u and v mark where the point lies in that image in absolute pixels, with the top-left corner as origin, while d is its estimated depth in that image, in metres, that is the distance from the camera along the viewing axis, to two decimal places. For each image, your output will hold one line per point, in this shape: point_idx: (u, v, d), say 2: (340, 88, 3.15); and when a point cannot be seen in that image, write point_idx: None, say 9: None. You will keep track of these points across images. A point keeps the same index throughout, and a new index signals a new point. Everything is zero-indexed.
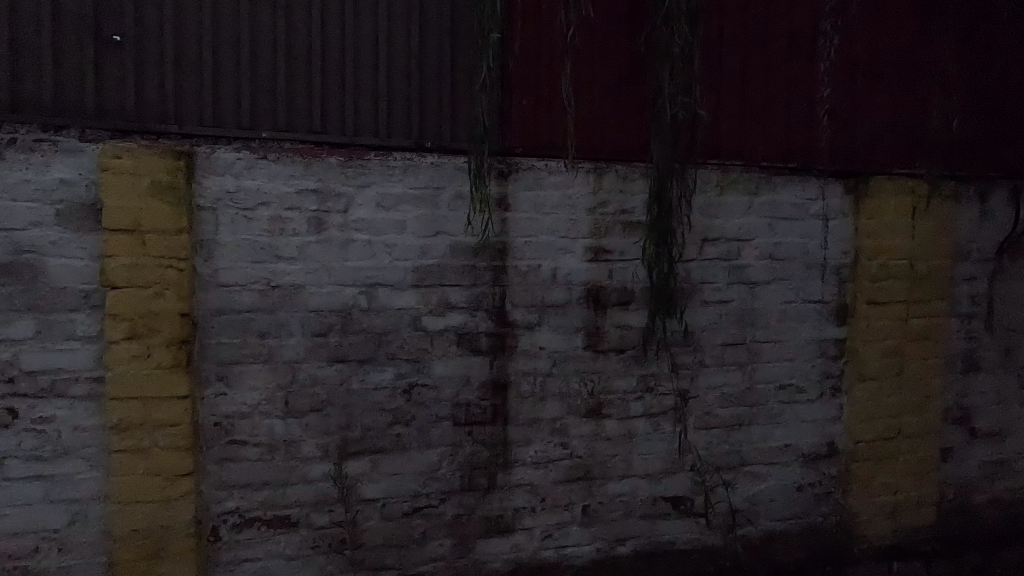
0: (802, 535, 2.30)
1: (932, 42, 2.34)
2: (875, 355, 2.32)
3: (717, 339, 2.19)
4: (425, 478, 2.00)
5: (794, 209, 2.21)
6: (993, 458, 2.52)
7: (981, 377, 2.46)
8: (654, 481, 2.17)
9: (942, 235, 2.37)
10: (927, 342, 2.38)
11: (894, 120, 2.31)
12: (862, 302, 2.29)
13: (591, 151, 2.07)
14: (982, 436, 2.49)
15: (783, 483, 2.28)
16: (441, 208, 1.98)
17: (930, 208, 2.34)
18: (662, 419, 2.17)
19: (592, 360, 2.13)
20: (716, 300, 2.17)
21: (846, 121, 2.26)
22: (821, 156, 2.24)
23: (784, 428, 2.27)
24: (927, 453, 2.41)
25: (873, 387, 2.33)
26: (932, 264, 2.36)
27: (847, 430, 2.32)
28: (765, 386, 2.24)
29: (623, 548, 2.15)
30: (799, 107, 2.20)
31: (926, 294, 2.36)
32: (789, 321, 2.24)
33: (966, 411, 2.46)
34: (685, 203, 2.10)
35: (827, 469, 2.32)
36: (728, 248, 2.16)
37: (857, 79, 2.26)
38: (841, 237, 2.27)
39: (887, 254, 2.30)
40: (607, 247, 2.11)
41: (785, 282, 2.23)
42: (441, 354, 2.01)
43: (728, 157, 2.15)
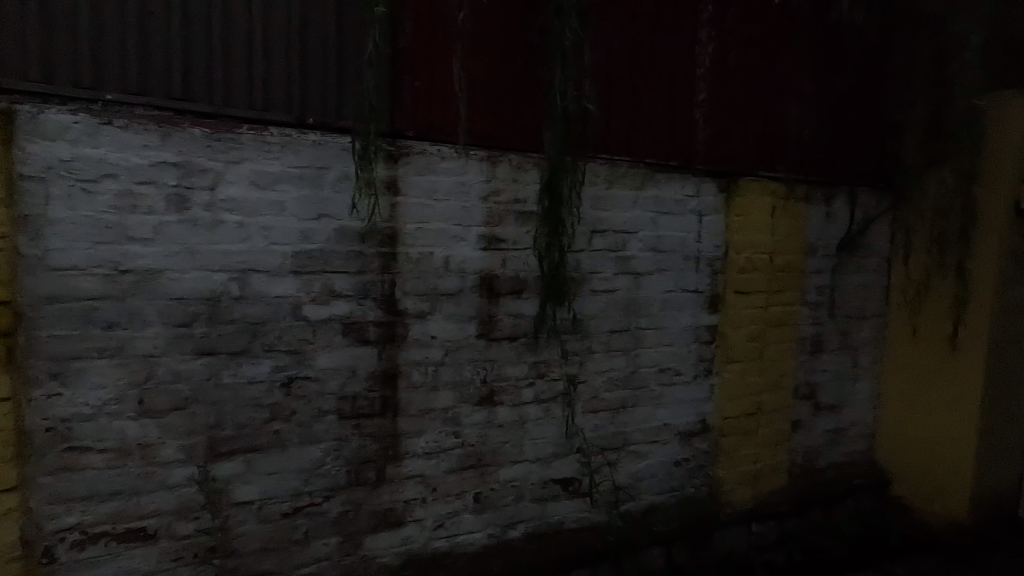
0: (678, 506, 2.48)
1: (804, 51, 2.49)
2: (741, 341, 2.52)
3: (604, 327, 2.27)
4: (308, 474, 1.87)
5: (674, 204, 2.32)
6: (837, 428, 2.85)
7: (827, 358, 2.76)
8: (544, 464, 2.22)
9: (799, 231, 2.58)
10: (784, 328, 2.61)
11: (768, 123, 2.45)
12: (730, 293, 2.47)
13: (487, 139, 2.00)
14: (827, 409, 2.80)
15: (663, 460, 2.43)
16: (325, 189, 1.80)
17: (788, 208, 2.53)
18: (552, 405, 2.21)
19: (488, 348, 2.09)
20: (604, 288, 2.25)
21: (724, 123, 2.36)
22: (702, 154, 2.34)
23: (664, 408, 2.42)
24: (782, 427, 2.68)
25: (739, 369, 2.53)
26: (791, 257, 2.58)
27: (717, 409, 2.52)
28: (647, 369, 2.37)
29: (514, 531, 2.19)
30: (681, 107, 2.27)
31: (784, 285, 2.58)
32: (668, 309, 2.37)
33: (813, 388, 2.75)
34: (576, 195, 2.11)
35: (700, 444, 2.51)
36: (615, 240, 2.24)
37: (737, 81, 2.37)
38: (716, 231, 2.42)
39: (751, 247, 2.48)
40: (501, 235, 2.06)
41: (667, 273, 2.35)
42: (325, 345, 1.86)
43: (615, 153, 2.19)
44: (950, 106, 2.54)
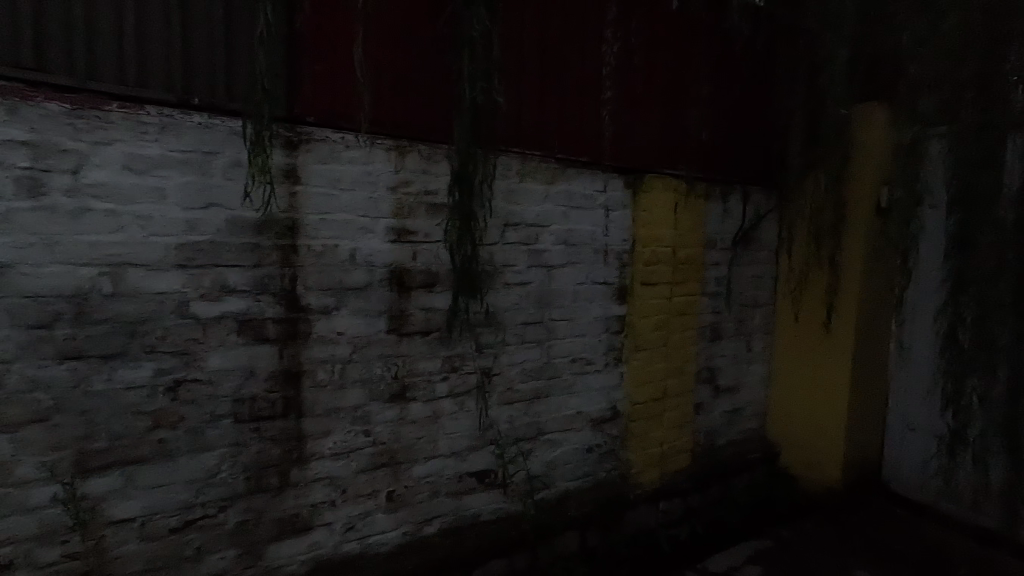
0: (591, 490, 2.58)
1: (700, 58, 2.66)
2: (648, 329, 2.66)
3: (517, 319, 2.29)
4: (200, 485, 1.73)
5: (584, 198, 2.39)
6: (733, 408, 3.09)
7: (724, 344, 2.99)
8: (459, 458, 2.21)
9: (699, 226, 2.76)
10: (687, 317, 2.78)
11: (670, 124, 2.59)
12: (638, 284, 2.59)
13: (395, 128, 1.94)
14: (724, 391, 3.04)
15: (577, 447, 2.51)
16: (213, 175, 1.66)
17: (688, 204, 2.70)
18: (466, 398, 2.21)
19: (400, 344, 2.04)
20: (518, 281, 2.27)
21: (629, 122, 2.46)
22: (610, 151, 2.43)
23: (577, 397, 2.50)
24: (685, 410, 2.86)
25: (646, 357, 2.67)
26: (692, 250, 2.75)
27: (626, 395, 2.64)
28: (561, 360, 2.43)
29: (429, 527, 2.17)
30: (589, 105, 2.34)
31: (686, 276, 2.74)
32: (580, 300, 2.45)
33: (713, 372, 2.96)
34: (488, 187, 2.11)
35: (611, 430, 2.62)
36: (528, 233, 2.27)
37: (641, 83, 2.48)
38: (624, 226, 2.52)
39: (656, 241, 2.62)
40: (411, 228, 2.01)
41: (578, 265, 2.43)
42: (218, 344, 1.72)
43: (527, 147, 2.22)
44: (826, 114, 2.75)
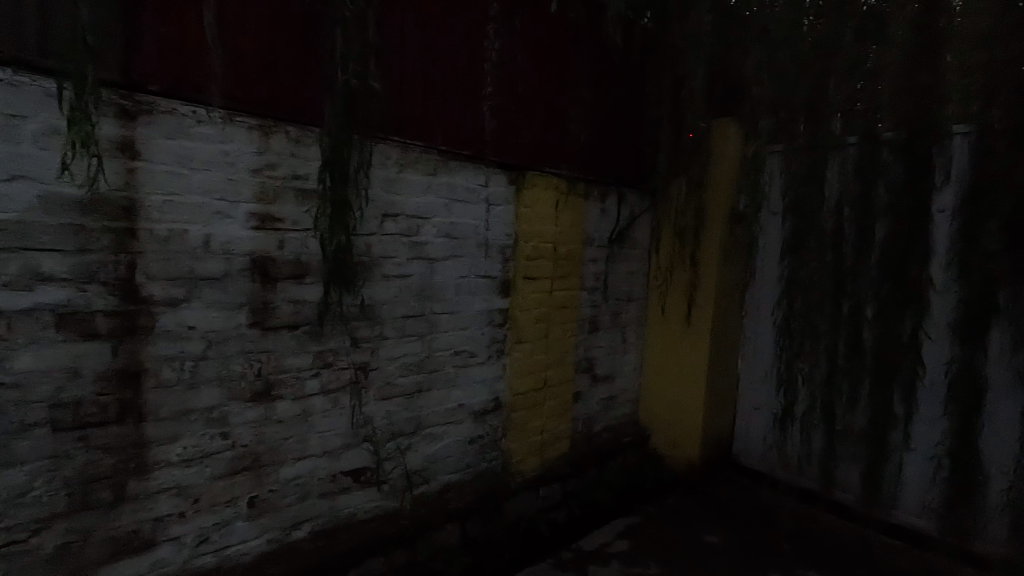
0: (472, 481, 2.61)
1: (580, 63, 2.80)
2: (530, 322, 2.75)
3: (397, 312, 2.24)
4: (4, 506, 1.47)
5: (467, 192, 2.40)
6: (608, 395, 3.31)
7: (601, 335, 3.19)
8: (332, 458, 2.12)
9: (579, 224, 2.91)
10: (567, 310, 2.93)
11: (551, 124, 2.68)
12: (520, 278, 2.67)
13: (259, 106, 1.80)
14: (600, 380, 3.25)
15: (459, 439, 2.53)
16: (21, 143, 1.42)
17: (569, 202, 2.83)
18: (340, 395, 2.12)
19: (263, 339, 1.90)
20: (397, 274, 2.22)
21: (513, 120, 2.51)
22: (494, 146, 2.46)
23: (459, 389, 2.51)
24: (565, 398, 3.00)
25: (527, 348, 2.76)
26: (572, 247, 2.89)
27: (508, 386, 2.70)
28: (443, 353, 2.43)
29: (298, 532, 2.05)
30: (472, 99, 2.35)
31: (566, 272, 2.88)
32: (463, 294, 2.46)
33: (590, 362, 3.15)
34: (364, 175, 2.02)
35: (493, 421, 2.67)
36: (408, 224, 2.23)
37: (525, 82, 2.54)
38: (506, 221, 2.58)
39: (538, 237, 2.72)
40: (276, 215, 1.87)
41: (461, 259, 2.43)
42: (28, 341, 1.47)
43: (408, 136, 2.17)
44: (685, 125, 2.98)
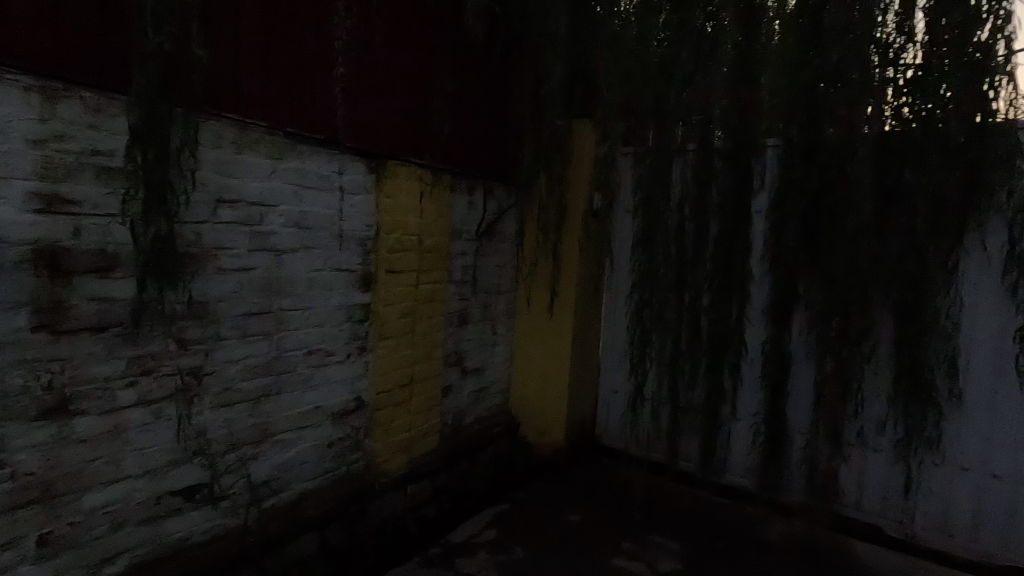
0: (332, 486, 2.46)
1: (442, 53, 2.76)
2: (393, 317, 2.67)
3: (237, 310, 2.02)
4: None
5: (319, 179, 2.25)
6: (478, 387, 3.34)
7: (469, 328, 3.21)
8: (155, 477, 1.85)
9: (444, 216, 2.90)
10: (433, 303, 2.90)
11: (412, 112, 2.61)
12: (382, 271, 2.57)
13: (39, 63, 1.49)
14: (470, 372, 3.27)
15: (316, 444, 2.37)
16: None
17: (433, 194, 2.81)
18: (165, 405, 1.85)
19: (54, 345, 1.58)
20: (236, 267, 1.99)
21: (370, 105, 2.39)
22: (349, 131, 2.32)
23: (315, 391, 2.35)
24: (432, 393, 2.97)
25: (391, 344, 2.68)
26: (436, 240, 2.87)
27: (371, 383, 2.60)
28: (294, 353, 2.24)
29: (111, 568, 1.76)
30: (322, 79, 2.19)
31: (431, 264, 2.85)
32: (316, 288, 2.29)
33: (459, 355, 3.16)
34: (190, 154, 1.78)
35: (355, 422, 2.54)
36: (249, 212, 2.01)
37: (383, 66, 2.44)
38: (366, 211, 2.46)
39: (400, 229, 2.64)
40: (69, 196, 1.57)
41: (314, 250, 2.26)
42: None
43: (247, 114, 1.96)
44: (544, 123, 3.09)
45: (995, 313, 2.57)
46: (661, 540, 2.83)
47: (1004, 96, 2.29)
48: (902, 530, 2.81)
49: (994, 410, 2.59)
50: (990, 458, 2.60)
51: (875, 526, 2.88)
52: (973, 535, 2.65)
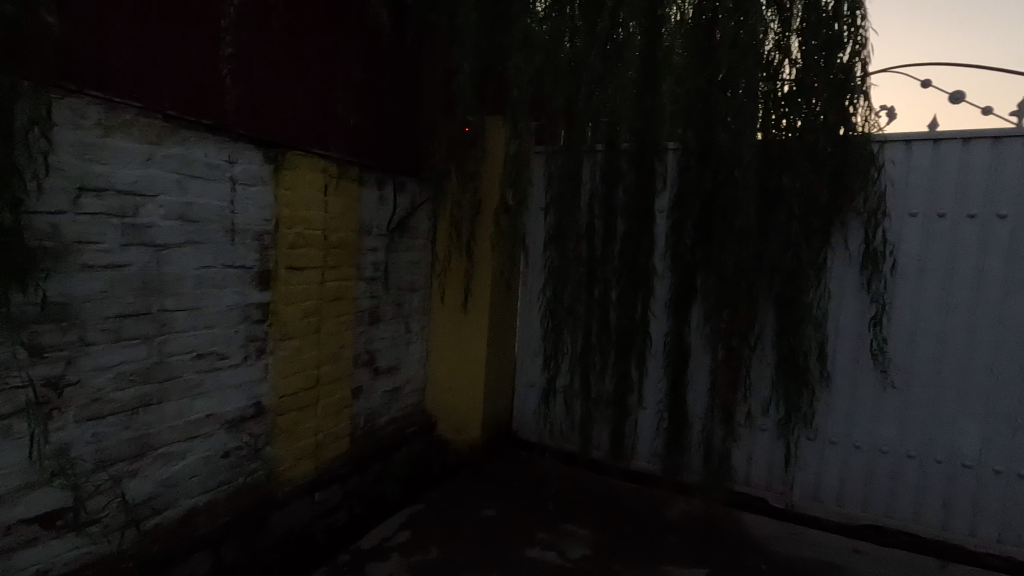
0: (228, 500, 2.28)
1: (345, 41, 2.65)
2: (296, 316, 2.53)
3: (107, 312, 1.80)
4: None
5: (207, 168, 2.07)
6: (391, 387, 3.26)
7: (381, 327, 3.13)
8: (4, 506, 1.60)
9: (352, 210, 2.80)
10: (341, 301, 2.79)
11: (313, 100, 2.48)
12: (282, 268, 2.43)
13: None
14: (383, 372, 3.18)
15: (207, 454, 2.18)
16: None
17: (339, 187, 2.70)
18: (16, 422, 1.61)
19: None
20: (104, 263, 1.78)
21: (264, 90, 2.24)
22: (241, 117, 2.16)
23: (206, 398, 2.16)
24: (341, 395, 2.85)
25: (293, 344, 2.54)
26: (343, 235, 2.75)
27: (271, 387, 2.44)
28: (180, 357, 2.05)
29: None
30: (209, 59, 2.02)
31: (338, 261, 2.74)
32: (205, 287, 2.11)
33: (371, 354, 3.06)
34: (42, 134, 1.56)
35: (253, 429, 2.38)
36: (121, 203, 1.81)
37: (280, 50, 2.30)
38: (262, 204, 2.30)
39: (302, 223, 2.51)
40: None
41: (202, 245, 2.08)
42: None
43: (118, 93, 1.75)
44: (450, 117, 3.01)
45: (855, 303, 2.91)
46: (573, 528, 2.93)
47: (861, 112, 2.61)
48: (784, 500, 3.11)
49: (855, 389, 2.93)
50: (853, 431, 2.95)
51: (761, 498, 3.17)
52: (839, 499, 2.99)
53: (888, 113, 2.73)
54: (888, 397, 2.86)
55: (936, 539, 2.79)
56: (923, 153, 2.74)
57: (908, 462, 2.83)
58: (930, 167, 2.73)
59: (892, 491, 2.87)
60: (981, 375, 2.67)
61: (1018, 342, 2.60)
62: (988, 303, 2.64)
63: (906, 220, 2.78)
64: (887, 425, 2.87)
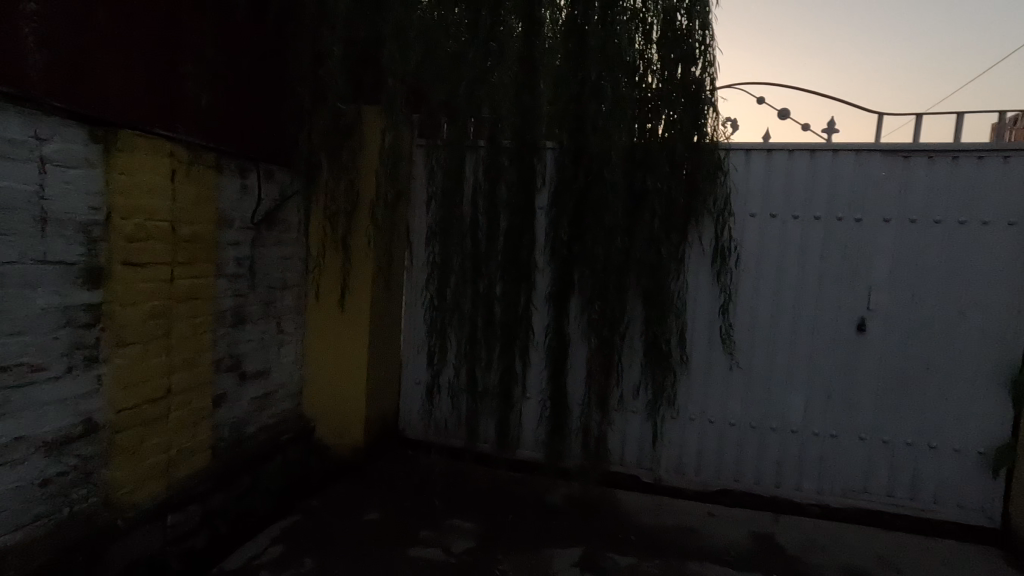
0: (49, 536, 1.94)
1: (192, 11, 2.37)
2: (138, 319, 2.23)
3: None
4: None
5: (6, 144, 1.73)
6: (260, 393, 3.01)
7: (247, 327, 2.87)
8: None
9: (207, 200, 2.53)
10: (196, 301, 2.51)
11: (153, 74, 2.18)
12: (118, 265, 2.12)
13: None
14: (250, 377, 2.92)
15: (18, 485, 1.83)
16: None
17: (189, 174, 2.43)
18: None
19: None
20: None
21: (88, 58, 1.93)
22: (57, 86, 1.83)
23: (16, 418, 1.81)
24: (199, 404, 2.57)
25: (135, 351, 2.23)
26: (195, 228, 2.48)
27: (106, 401, 2.12)
28: None
29: None
30: (10, 13, 1.68)
31: (191, 256, 2.47)
32: (11, 287, 1.77)
33: (236, 358, 2.80)
34: None
35: (83, 450, 2.05)
36: None
37: (107, 11, 1.99)
38: (88, 190, 2.00)
39: (143, 214, 2.22)
40: None
41: (4, 237, 1.74)
42: None
43: None
44: (321, 105, 2.84)
45: (708, 293, 3.25)
46: (459, 523, 2.94)
47: (711, 122, 2.90)
48: (653, 475, 3.40)
49: (708, 369, 3.28)
50: (707, 407, 3.30)
51: (634, 475, 3.43)
52: (697, 470, 3.33)
53: (733, 125, 3.07)
54: (735, 375, 3.24)
55: (773, 496, 3.22)
56: (759, 161, 3.13)
57: (751, 432, 3.24)
58: (765, 173, 3.13)
59: (738, 458, 3.26)
60: (835, 356, 3.08)
61: (836, 323, 3.07)
62: (809, 291, 3.10)
63: (747, 220, 3.16)
64: (734, 400, 3.25)
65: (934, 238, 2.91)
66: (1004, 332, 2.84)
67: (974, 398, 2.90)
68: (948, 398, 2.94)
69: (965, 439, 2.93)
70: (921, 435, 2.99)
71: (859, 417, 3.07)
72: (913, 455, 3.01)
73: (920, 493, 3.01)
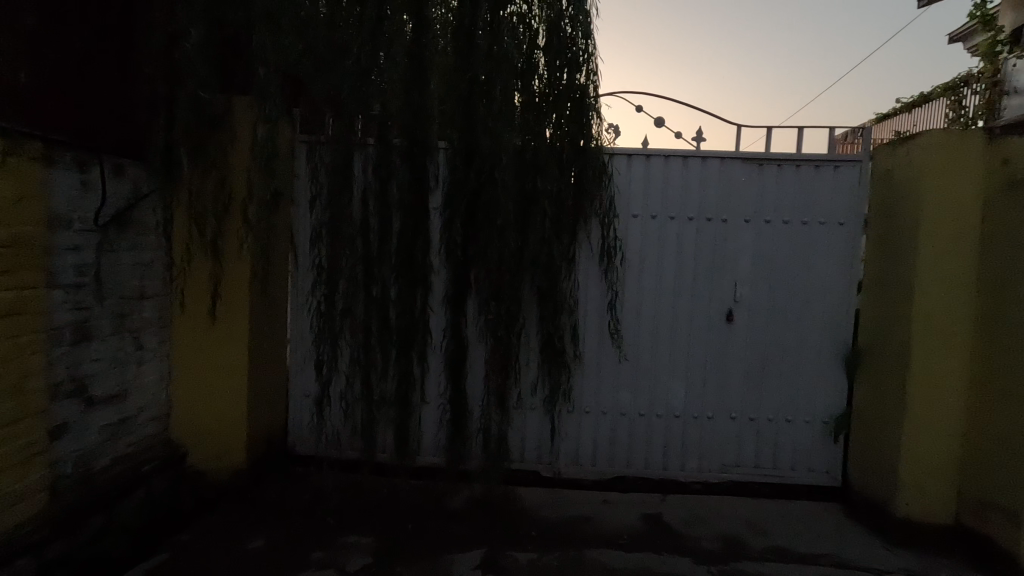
0: None
1: None
2: None
3: None
4: None
5: None
6: (114, 420, 2.62)
7: (94, 346, 2.49)
8: None
9: (33, 198, 2.15)
10: (22, 317, 2.12)
11: None
12: None
13: None
14: (100, 403, 2.53)
15: None
16: None
17: (6, 167, 2.03)
18: None
19: None
20: None
21: None
22: None
23: None
24: (30, 439, 2.17)
25: None
26: (18, 231, 2.09)
27: None
28: None
29: None
30: None
31: (12, 264, 2.07)
32: None
33: (79, 382, 2.41)
34: None
35: None
36: None
37: None
38: None
39: None
40: None
41: None
42: None
43: None
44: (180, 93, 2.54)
45: (598, 290, 3.40)
46: (355, 539, 2.79)
47: (595, 127, 3.03)
48: (552, 469, 3.49)
49: (600, 363, 3.44)
50: (600, 400, 3.46)
51: (534, 471, 3.50)
52: (593, 460, 3.48)
53: (615, 131, 3.24)
54: (624, 367, 3.43)
55: (661, 478, 3.46)
56: (639, 166, 3.34)
57: (639, 419, 3.45)
58: (644, 177, 3.34)
59: (629, 445, 3.46)
60: (709, 345, 3.38)
61: (708, 315, 3.37)
62: (685, 285, 3.37)
63: (630, 220, 3.36)
64: (624, 391, 3.44)
65: (784, 238, 3.31)
66: (840, 317, 3.30)
67: (819, 376, 3.34)
68: (800, 377, 3.36)
69: (813, 412, 3.37)
70: (780, 411, 3.38)
71: (730, 399, 3.40)
72: (773, 429, 3.40)
73: (780, 462, 3.41)
